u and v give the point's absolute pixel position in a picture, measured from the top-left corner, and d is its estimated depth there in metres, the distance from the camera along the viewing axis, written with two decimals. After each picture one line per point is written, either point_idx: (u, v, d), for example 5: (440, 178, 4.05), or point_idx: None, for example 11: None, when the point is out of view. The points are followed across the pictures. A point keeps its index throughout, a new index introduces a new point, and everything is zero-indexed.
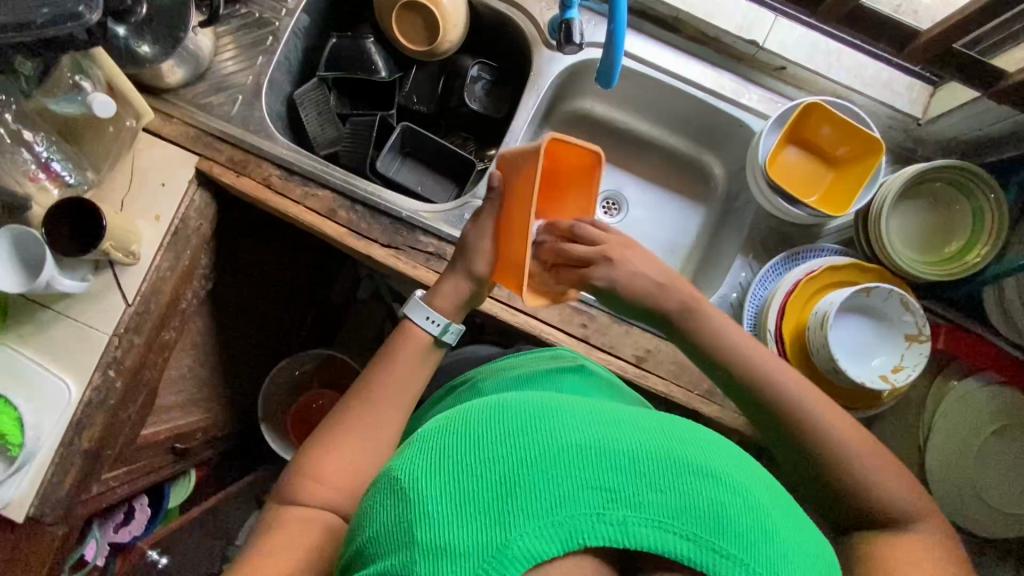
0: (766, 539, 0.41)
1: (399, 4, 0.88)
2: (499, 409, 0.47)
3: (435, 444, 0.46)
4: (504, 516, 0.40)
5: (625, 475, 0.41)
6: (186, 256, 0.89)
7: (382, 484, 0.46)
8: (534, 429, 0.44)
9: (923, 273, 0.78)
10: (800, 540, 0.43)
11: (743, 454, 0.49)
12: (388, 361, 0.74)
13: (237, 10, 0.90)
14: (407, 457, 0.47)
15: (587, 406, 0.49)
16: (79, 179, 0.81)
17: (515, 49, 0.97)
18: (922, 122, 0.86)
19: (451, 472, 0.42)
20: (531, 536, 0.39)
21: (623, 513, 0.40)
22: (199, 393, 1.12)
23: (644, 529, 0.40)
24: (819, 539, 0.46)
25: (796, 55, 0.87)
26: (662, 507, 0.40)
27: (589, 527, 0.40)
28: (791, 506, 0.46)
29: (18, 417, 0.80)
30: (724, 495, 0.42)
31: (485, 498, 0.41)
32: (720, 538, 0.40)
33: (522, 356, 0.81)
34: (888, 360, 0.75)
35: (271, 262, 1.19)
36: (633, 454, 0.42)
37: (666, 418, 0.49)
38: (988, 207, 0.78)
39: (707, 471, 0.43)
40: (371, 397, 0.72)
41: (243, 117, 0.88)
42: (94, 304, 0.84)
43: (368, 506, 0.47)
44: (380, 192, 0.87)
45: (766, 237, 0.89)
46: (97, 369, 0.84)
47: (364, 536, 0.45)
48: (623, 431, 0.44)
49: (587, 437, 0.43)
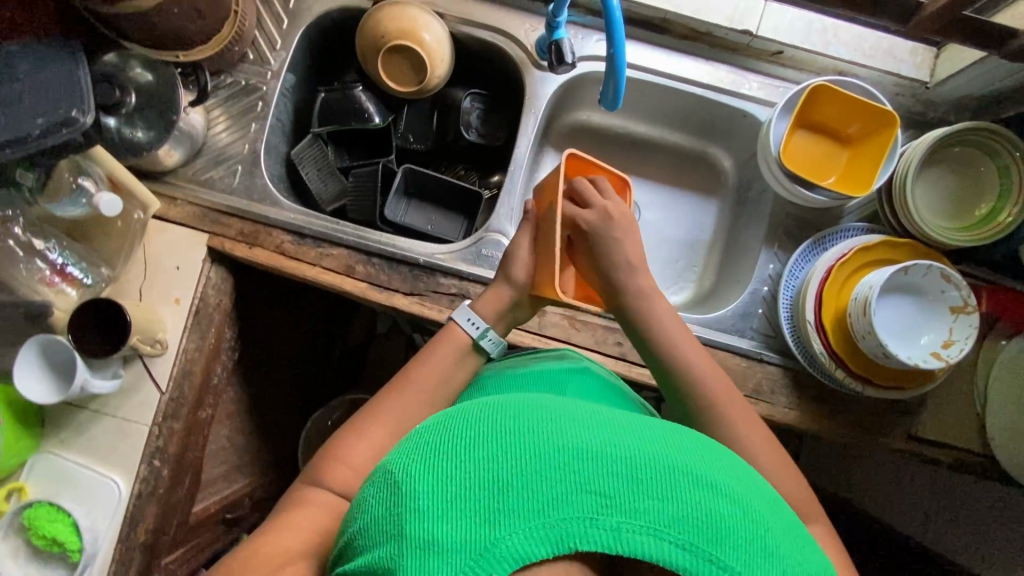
0: (765, 555, 0.39)
1: (384, 49, 0.87)
2: (497, 409, 0.45)
3: (430, 439, 0.44)
4: (495, 516, 0.37)
5: (622, 480, 0.39)
6: (211, 334, 0.89)
7: (375, 478, 0.44)
8: (531, 429, 0.42)
9: (954, 241, 0.76)
10: (800, 556, 0.41)
11: (742, 466, 0.46)
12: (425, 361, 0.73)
13: (223, 81, 0.89)
14: (403, 451, 0.45)
15: (587, 408, 0.46)
16: (96, 278, 0.81)
17: (504, 73, 0.95)
18: (930, 85, 0.84)
19: (445, 468, 0.40)
20: (520, 537, 0.37)
21: (617, 519, 0.37)
22: (241, 459, 1.12)
23: (639, 537, 0.37)
24: (819, 555, 0.44)
25: (792, 38, 0.85)
26: (660, 515, 0.38)
27: (582, 531, 0.37)
28: (792, 523, 0.44)
29: (73, 522, 0.79)
30: (723, 506, 0.39)
31: (477, 497, 0.38)
32: (717, 548, 0.37)
33: (525, 355, 0.80)
34: (937, 337, 0.74)
35: (290, 318, 1.18)
36: (631, 457, 0.40)
37: (667, 425, 0.47)
38: (1014, 165, 0.76)
39: (707, 482, 0.41)
40: (402, 398, 0.70)
41: (245, 187, 0.88)
42: (128, 398, 0.84)
43: (360, 500, 0.45)
44: (393, 240, 0.86)
45: (789, 224, 0.87)
46: (142, 461, 0.83)
47: (354, 529, 0.43)
48: (624, 435, 0.42)
49: (585, 439, 0.41)
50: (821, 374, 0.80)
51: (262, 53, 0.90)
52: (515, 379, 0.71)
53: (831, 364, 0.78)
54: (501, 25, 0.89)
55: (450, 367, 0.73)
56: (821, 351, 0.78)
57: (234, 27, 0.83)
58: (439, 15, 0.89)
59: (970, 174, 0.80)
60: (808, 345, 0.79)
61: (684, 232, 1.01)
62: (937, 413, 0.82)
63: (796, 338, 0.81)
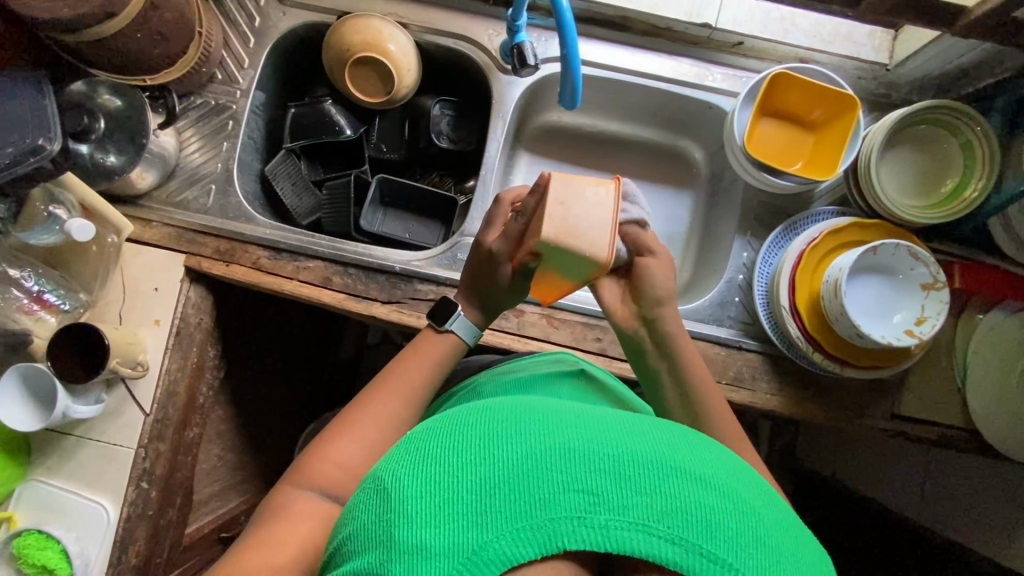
0: (758, 546, 0.38)
1: (351, 62, 0.87)
2: (486, 411, 0.44)
3: (420, 444, 0.42)
4: (483, 519, 0.37)
5: (611, 478, 0.38)
6: (194, 353, 0.89)
7: (366, 485, 0.43)
8: (520, 430, 0.40)
9: (922, 218, 0.77)
10: (794, 545, 0.40)
11: (731, 455, 0.45)
12: (413, 360, 0.72)
13: (193, 102, 0.90)
14: (392, 456, 0.43)
15: (575, 406, 0.45)
16: (73, 303, 0.82)
17: (472, 79, 0.96)
18: (890, 66, 0.86)
19: (431, 473, 0.39)
20: (507, 539, 0.36)
21: (605, 517, 0.37)
22: (234, 478, 1.12)
23: (627, 533, 0.37)
24: (811, 540, 0.43)
25: (751, 29, 0.86)
26: (648, 510, 0.37)
27: (570, 530, 0.37)
28: (783, 511, 0.43)
29: (62, 548, 0.80)
30: (714, 499, 0.39)
31: (466, 502, 0.37)
32: (708, 541, 0.37)
33: (523, 360, 0.80)
34: (909, 314, 0.74)
35: (277, 334, 1.18)
36: (619, 455, 0.39)
37: (658, 419, 0.45)
38: (977, 140, 0.76)
39: (698, 475, 0.40)
40: (390, 397, 0.68)
41: (220, 206, 0.88)
42: (113, 421, 0.84)
43: (350, 506, 0.43)
44: (370, 250, 0.87)
45: (760, 212, 0.88)
46: (129, 484, 0.83)
47: (343, 536, 0.41)
48: (613, 432, 0.41)
49: (573, 439, 0.40)
50: (801, 359, 0.81)
51: (229, 72, 0.91)
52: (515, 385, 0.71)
53: (809, 349, 0.78)
54: (465, 31, 0.90)
55: (436, 362, 0.73)
56: (797, 335, 0.78)
57: (199, 48, 0.84)
58: (404, 26, 0.90)
59: (936, 151, 0.81)
60: (784, 330, 0.80)
61: (661, 226, 1.02)
62: (919, 392, 0.83)
63: (774, 325, 0.82)
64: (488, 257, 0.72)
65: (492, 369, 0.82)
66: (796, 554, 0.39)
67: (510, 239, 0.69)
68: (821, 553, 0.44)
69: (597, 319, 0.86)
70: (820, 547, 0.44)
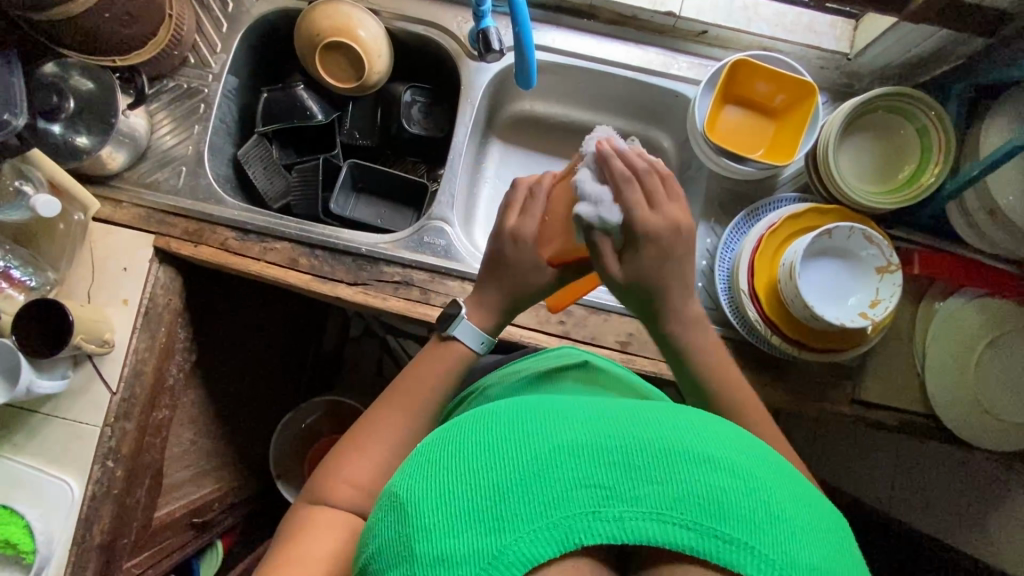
0: (775, 521, 0.38)
1: (320, 46, 0.89)
2: (492, 416, 0.44)
3: (431, 456, 0.42)
4: (499, 522, 0.37)
5: (620, 470, 0.38)
6: (162, 333, 0.89)
7: (382, 502, 0.43)
8: (527, 430, 0.41)
9: (882, 204, 0.78)
10: (811, 516, 0.40)
11: (742, 432, 0.45)
12: (419, 371, 0.68)
13: (166, 85, 0.91)
14: (405, 471, 0.43)
15: (579, 401, 0.45)
16: (41, 281, 0.82)
17: (443, 66, 0.98)
18: (851, 56, 0.87)
19: (445, 483, 0.39)
20: (525, 540, 0.37)
21: (618, 509, 0.38)
22: (208, 464, 1.11)
23: (641, 523, 0.37)
24: (827, 505, 0.43)
25: (715, 18, 0.87)
26: (658, 498, 0.38)
27: (585, 526, 0.37)
28: (797, 483, 0.42)
29: (26, 524, 0.81)
30: (725, 480, 0.39)
31: (480, 507, 0.38)
32: (722, 524, 0.37)
33: (534, 357, 0.80)
34: (864, 297, 0.75)
35: (257, 320, 1.18)
36: (626, 446, 0.39)
37: (662, 405, 0.46)
38: (931, 125, 0.77)
39: (706, 456, 0.39)
40: (394, 412, 0.66)
41: (190, 187, 0.89)
42: (79, 399, 0.84)
43: (370, 524, 0.44)
44: (337, 232, 0.88)
45: (723, 198, 0.90)
46: (95, 462, 0.84)
47: (366, 553, 0.42)
48: (616, 423, 0.41)
49: (579, 434, 0.40)
50: (760, 342, 0.81)
51: (202, 56, 0.92)
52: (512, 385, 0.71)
53: (767, 331, 0.79)
54: (434, 18, 0.92)
55: (445, 377, 0.69)
56: (756, 318, 0.79)
57: (170, 30, 0.85)
58: (374, 13, 0.92)
59: (893, 138, 0.83)
60: (744, 313, 0.80)
61: None
62: (879, 377, 0.83)
63: (734, 309, 0.82)
64: (513, 244, 0.66)
65: (501, 370, 0.81)
66: (814, 528, 0.39)
67: (536, 218, 0.66)
68: (840, 518, 0.43)
69: None
70: (836, 511, 0.44)
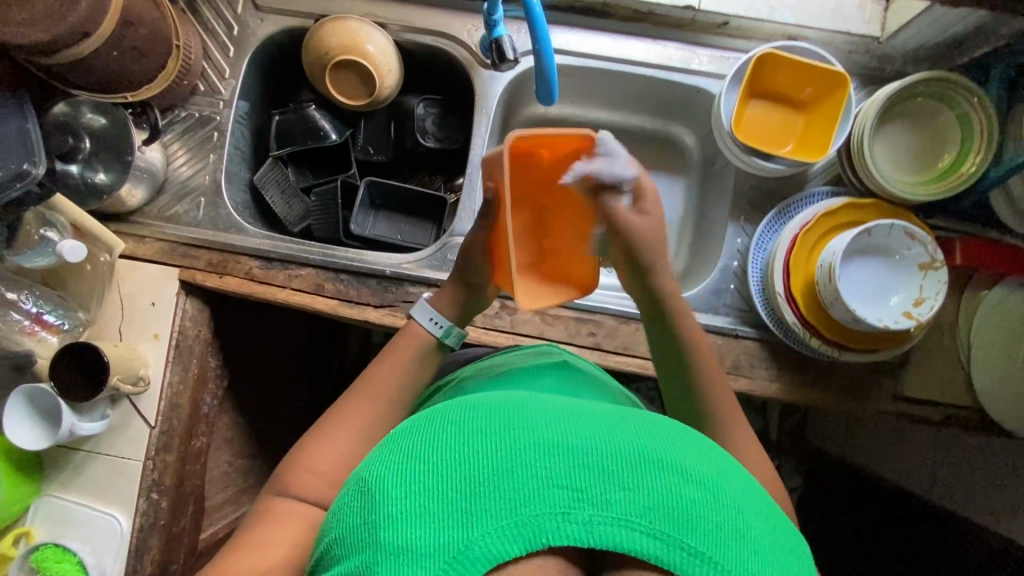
0: (741, 539, 0.35)
1: (330, 65, 0.87)
2: (471, 408, 0.42)
3: (406, 442, 0.40)
4: (465, 517, 0.35)
5: (593, 471, 0.36)
6: (195, 365, 0.89)
7: (350, 485, 0.41)
8: (504, 425, 0.39)
9: (921, 195, 0.75)
10: (774, 538, 0.37)
11: (719, 451, 0.43)
12: (385, 362, 0.70)
13: (177, 116, 0.90)
14: (378, 454, 0.41)
15: (560, 401, 0.43)
16: (73, 322, 0.83)
17: (455, 75, 0.95)
18: (882, 39, 0.83)
19: (416, 471, 0.37)
20: (493, 535, 0.34)
21: (587, 512, 0.35)
22: (246, 483, 1.12)
23: (610, 528, 0.35)
24: (795, 535, 0.41)
25: (736, 8, 0.84)
26: (630, 504, 0.35)
27: (553, 526, 0.34)
28: (765, 503, 0.40)
29: (79, 560, 0.82)
30: (694, 492, 0.36)
31: (451, 500, 0.35)
32: (689, 535, 0.35)
33: (507, 353, 0.77)
34: (908, 296, 0.73)
35: (283, 339, 1.17)
36: (602, 448, 0.37)
37: (642, 413, 0.44)
38: (973, 111, 0.74)
39: (679, 468, 0.37)
40: (357, 399, 0.67)
41: (210, 218, 0.89)
42: (119, 435, 0.85)
43: (335, 508, 0.41)
44: (361, 255, 0.87)
45: (752, 197, 0.86)
46: (139, 495, 0.85)
47: (330, 536, 0.40)
48: (593, 426, 0.39)
49: (556, 432, 0.38)
50: (796, 344, 0.80)
51: (211, 83, 0.91)
52: (492, 380, 0.67)
53: (804, 333, 0.77)
54: (444, 28, 0.89)
55: (405, 369, 0.70)
56: (793, 322, 0.77)
57: (178, 61, 0.83)
58: (382, 26, 0.89)
59: (929, 125, 0.79)
60: (780, 316, 0.79)
61: None
62: (922, 371, 0.81)
63: (770, 312, 0.80)
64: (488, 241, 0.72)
65: (475, 363, 0.78)
66: (780, 552, 0.37)
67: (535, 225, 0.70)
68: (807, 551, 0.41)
69: (590, 313, 0.85)
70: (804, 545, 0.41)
